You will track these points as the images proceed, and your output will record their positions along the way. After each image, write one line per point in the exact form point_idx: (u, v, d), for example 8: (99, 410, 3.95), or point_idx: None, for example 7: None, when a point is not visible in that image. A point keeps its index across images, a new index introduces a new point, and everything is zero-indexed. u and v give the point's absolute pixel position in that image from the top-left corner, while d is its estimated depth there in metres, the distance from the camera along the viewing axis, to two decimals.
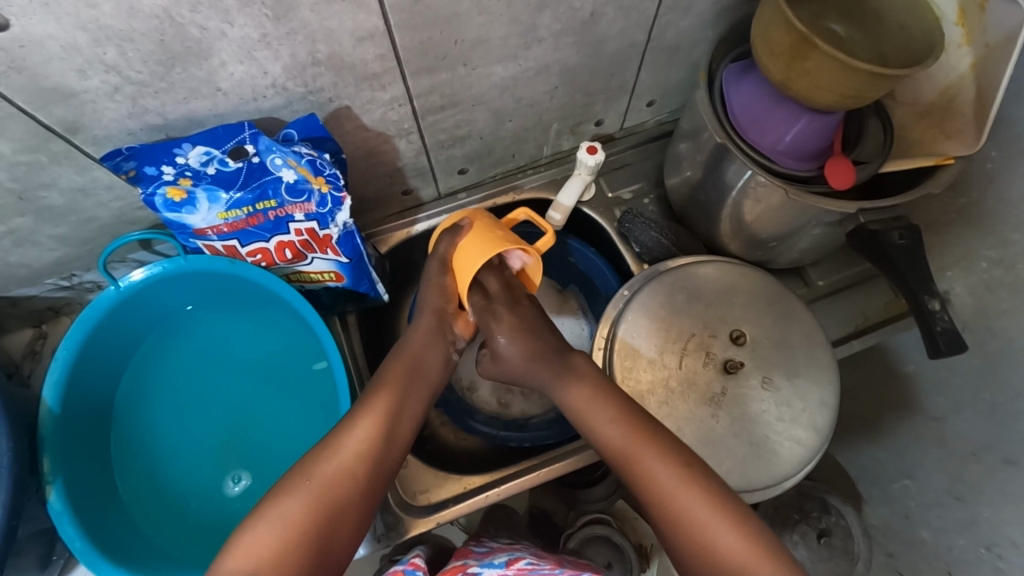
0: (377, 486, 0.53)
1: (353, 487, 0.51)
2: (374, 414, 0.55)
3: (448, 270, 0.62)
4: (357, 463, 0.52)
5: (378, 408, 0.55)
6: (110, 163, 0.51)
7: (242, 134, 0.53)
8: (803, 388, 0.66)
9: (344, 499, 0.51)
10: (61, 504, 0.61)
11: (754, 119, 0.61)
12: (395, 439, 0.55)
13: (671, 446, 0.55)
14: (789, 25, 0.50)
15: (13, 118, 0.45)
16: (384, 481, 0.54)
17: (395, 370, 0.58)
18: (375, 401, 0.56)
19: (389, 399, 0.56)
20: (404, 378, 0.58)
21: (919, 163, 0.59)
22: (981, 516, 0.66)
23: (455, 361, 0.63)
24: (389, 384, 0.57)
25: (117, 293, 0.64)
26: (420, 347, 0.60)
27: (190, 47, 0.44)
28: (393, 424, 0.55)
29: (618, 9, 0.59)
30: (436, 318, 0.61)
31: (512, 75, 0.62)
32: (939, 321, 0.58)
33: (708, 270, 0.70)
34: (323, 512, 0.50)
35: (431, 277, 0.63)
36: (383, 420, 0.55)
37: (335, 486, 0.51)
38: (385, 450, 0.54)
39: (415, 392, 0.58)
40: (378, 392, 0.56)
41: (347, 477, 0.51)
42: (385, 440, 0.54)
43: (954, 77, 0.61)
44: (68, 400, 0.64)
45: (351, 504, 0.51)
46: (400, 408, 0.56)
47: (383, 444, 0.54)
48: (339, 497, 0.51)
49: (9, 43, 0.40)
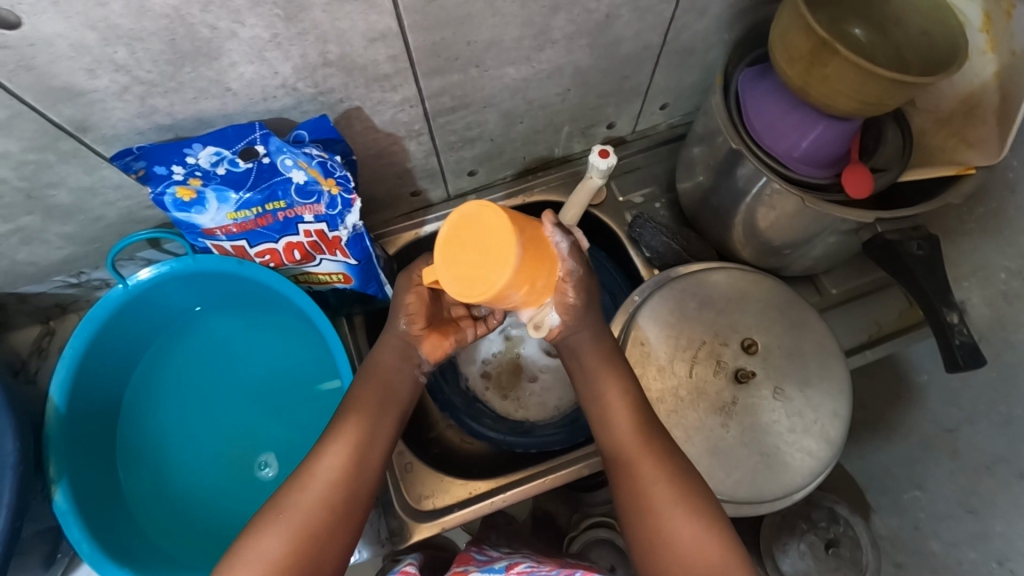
0: (357, 511, 0.53)
1: (330, 516, 0.51)
2: (346, 438, 0.54)
3: (415, 285, 0.58)
4: (334, 494, 0.52)
5: (350, 432, 0.54)
6: (120, 162, 0.50)
7: (253, 134, 0.52)
8: (814, 399, 0.65)
9: (323, 531, 0.50)
10: (66, 504, 0.60)
11: (770, 124, 0.60)
12: (372, 461, 0.54)
13: (670, 458, 0.55)
14: (809, 29, 0.49)
15: (23, 116, 0.45)
16: (363, 504, 0.53)
17: (367, 390, 0.57)
18: (348, 425, 0.54)
19: (361, 423, 0.55)
20: (379, 398, 0.56)
21: (939, 172, 0.59)
22: (994, 530, 0.64)
23: (422, 382, 0.60)
24: (361, 408, 0.55)
25: (124, 292, 0.64)
26: (391, 367, 0.58)
27: (200, 47, 0.44)
28: (368, 447, 0.54)
29: (632, 11, 0.58)
30: (404, 341, 0.58)
31: (525, 76, 0.61)
32: (957, 335, 0.56)
33: (720, 277, 0.69)
34: (304, 545, 0.49)
35: (398, 294, 0.58)
36: (358, 444, 0.54)
37: (315, 520, 0.50)
38: (362, 474, 0.53)
39: (390, 413, 0.57)
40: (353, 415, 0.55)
41: (325, 503, 0.51)
42: (362, 462, 0.53)
43: (977, 83, 0.60)
44: (74, 399, 0.64)
45: (334, 530, 0.51)
46: (375, 429, 0.55)
47: (359, 470, 0.53)
48: (318, 528, 0.50)
49: (19, 42, 0.39)
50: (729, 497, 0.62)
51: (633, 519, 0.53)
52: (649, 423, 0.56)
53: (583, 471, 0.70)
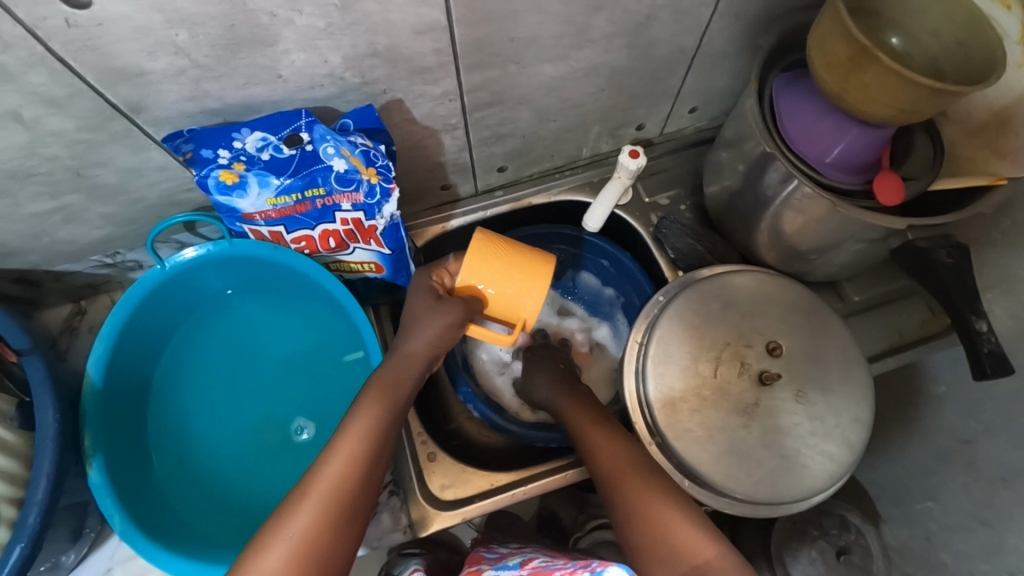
0: (361, 521, 0.50)
1: (335, 529, 0.48)
2: (349, 445, 0.52)
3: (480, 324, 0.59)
4: (335, 505, 0.48)
5: (356, 435, 0.52)
6: (171, 144, 0.52)
7: (299, 121, 0.54)
8: (836, 404, 0.65)
9: (330, 546, 0.47)
10: (100, 479, 0.61)
11: (804, 129, 0.61)
12: (376, 466, 0.52)
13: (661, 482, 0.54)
14: (849, 37, 0.50)
15: (82, 95, 0.46)
16: (365, 510, 0.50)
17: (372, 397, 0.55)
18: (352, 429, 0.53)
19: (365, 428, 0.53)
20: (386, 403, 0.55)
21: (972, 181, 0.59)
22: (1008, 543, 0.64)
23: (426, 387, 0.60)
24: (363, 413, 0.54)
25: (163, 272, 0.65)
26: (403, 368, 0.57)
27: (257, 34, 0.45)
28: (374, 454, 0.52)
29: (672, 14, 0.59)
30: (409, 360, 0.58)
31: (561, 75, 0.62)
32: (986, 343, 0.57)
33: (745, 280, 0.69)
34: (308, 559, 0.46)
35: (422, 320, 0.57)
36: (356, 450, 0.51)
37: (319, 533, 0.47)
38: (366, 482, 0.51)
39: (393, 416, 0.55)
40: (352, 418, 0.53)
41: (329, 516, 0.48)
42: (366, 469, 0.51)
43: (1011, 96, 0.61)
44: (110, 376, 0.65)
45: (337, 543, 0.47)
46: (382, 432, 0.53)
47: (362, 478, 0.50)
48: (320, 534, 0.47)
49: (87, 22, 0.40)
50: (748, 497, 0.62)
51: (633, 535, 0.52)
52: (635, 450, 0.58)
53: None
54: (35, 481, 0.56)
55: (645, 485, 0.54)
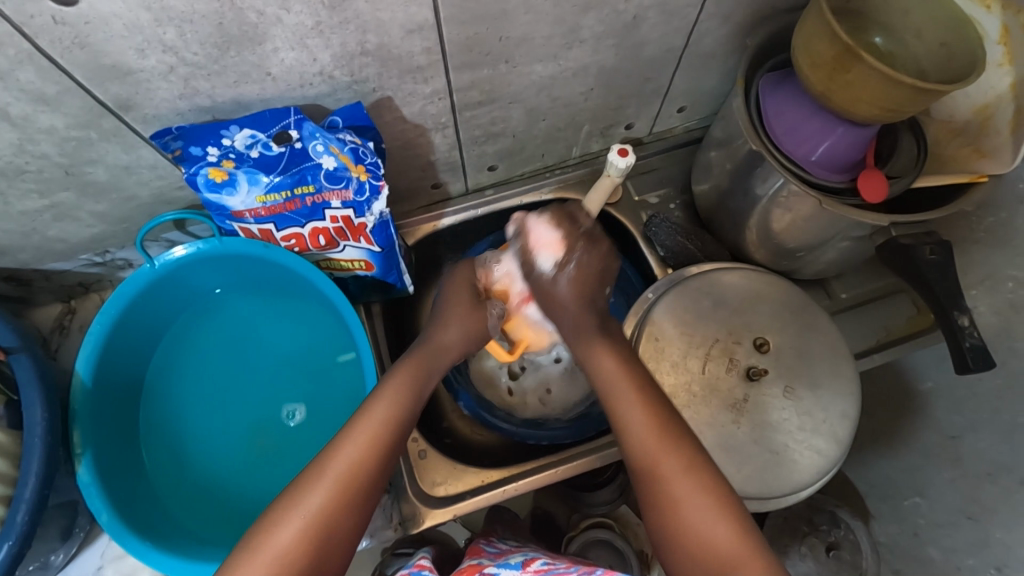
0: (373, 502, 0.49)
1: (348, 514, 0.47)
2: (370, 428, 0.51)
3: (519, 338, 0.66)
4: (349, 489, 0.48)
5: (376, 418, 0.51)
6: (159, 142, 0.53)
7: (288, 119, 0.54)
8: (824, 399, 0.66)
9: (339, 528, 0.47)
10: (90, 477, 0.62)
11: (789, 127, 0.61)
12: (393, 451, 0.51)
13: (698, 471, 0.50)
14: (834, 36, 0.51)
15: (71, 93, 0.46)
16: (378, 492, 0.49)
17: (398, 379, 0.54)
18: (375, 411, 0.52)
19: (384, 413, 0.52)
20: (410, 385, 0.54)
21: (954, 178, 0.60)
22: (994, 538, 0.65)
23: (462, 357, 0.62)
24: (385, 399, 0.53)
25: (153, 271, 0.65)
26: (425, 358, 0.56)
27: (247, 32, 0.45)
28: (393, 437, 0.51)
29: (660, 14, 0.59)
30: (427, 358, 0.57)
31: (551, 74, 0.63)
32: (967, 338, 0.58)
33: (733, 278, 0.70)
34: (316, 543, 0.45)
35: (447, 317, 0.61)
36: (377, 436, 0.50)
37: (330, 516, 0.46)
38: (384, 464, 0.50)
39: (416, 402, 0.54)
40: (375, 401, 0.53)
41: (343, 497, 0.47)
42: (386, 453, 0.50)
43: (993, 95, 0.62)
44: (100, 374, 0.65)
45: (348, 526, 0.47)
46: (402, 418, 0.52)
47: (378, 462, 0.49)
48: (333, 513, 0.46)
49: (76, 19, 0.40)
50: (738, 492, 0.63)
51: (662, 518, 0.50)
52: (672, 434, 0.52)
53: (596, 463, 0.71)
54: (24, 480, 0.56)
55: (679, 468, 0.50)
